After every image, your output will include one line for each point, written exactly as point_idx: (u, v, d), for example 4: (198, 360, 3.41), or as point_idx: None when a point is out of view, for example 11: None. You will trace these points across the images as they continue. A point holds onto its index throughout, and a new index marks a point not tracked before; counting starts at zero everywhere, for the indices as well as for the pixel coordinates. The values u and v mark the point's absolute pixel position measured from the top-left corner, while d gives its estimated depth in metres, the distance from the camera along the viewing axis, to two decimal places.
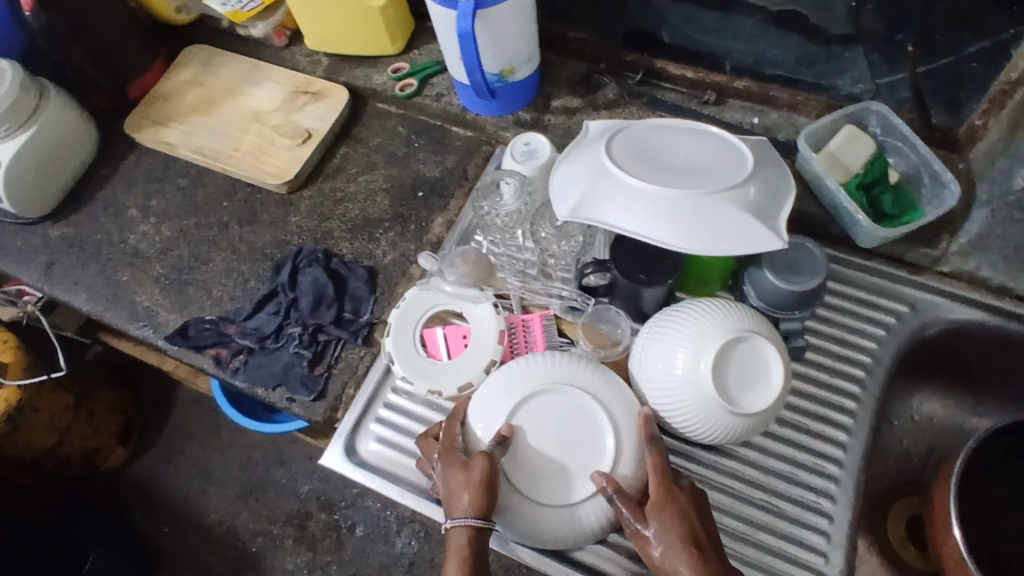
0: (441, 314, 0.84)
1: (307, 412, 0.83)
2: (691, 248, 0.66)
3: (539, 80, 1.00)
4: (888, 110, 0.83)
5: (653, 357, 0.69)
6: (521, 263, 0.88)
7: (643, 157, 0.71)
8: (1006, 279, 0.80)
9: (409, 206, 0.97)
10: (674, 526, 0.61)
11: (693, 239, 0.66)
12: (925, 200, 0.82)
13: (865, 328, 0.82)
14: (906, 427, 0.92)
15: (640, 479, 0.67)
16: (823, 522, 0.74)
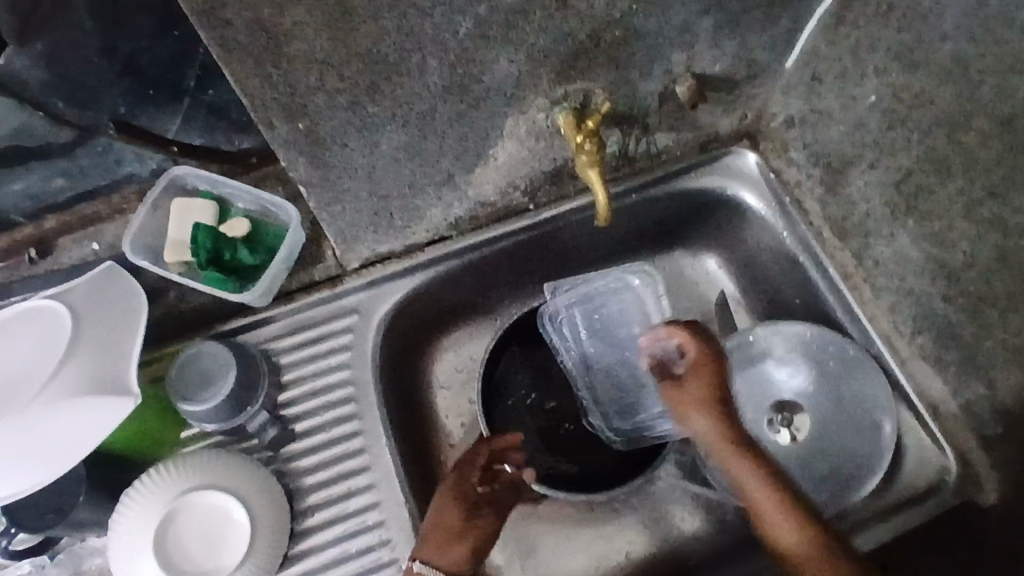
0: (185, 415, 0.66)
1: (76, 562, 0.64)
2: (36, 478, 0.56)
3: (45, 309, 0.60)
4: (215, 348, 0.65)
5: (159, 529, 0.58)
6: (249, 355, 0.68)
7: (8, 444, 0.54)
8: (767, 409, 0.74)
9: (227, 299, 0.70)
10: (719, 435, 0.64)
11: (31, 474, 0.55)
12: (216, 348, 0.65)
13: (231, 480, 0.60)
14: (671, 510, 0.80)
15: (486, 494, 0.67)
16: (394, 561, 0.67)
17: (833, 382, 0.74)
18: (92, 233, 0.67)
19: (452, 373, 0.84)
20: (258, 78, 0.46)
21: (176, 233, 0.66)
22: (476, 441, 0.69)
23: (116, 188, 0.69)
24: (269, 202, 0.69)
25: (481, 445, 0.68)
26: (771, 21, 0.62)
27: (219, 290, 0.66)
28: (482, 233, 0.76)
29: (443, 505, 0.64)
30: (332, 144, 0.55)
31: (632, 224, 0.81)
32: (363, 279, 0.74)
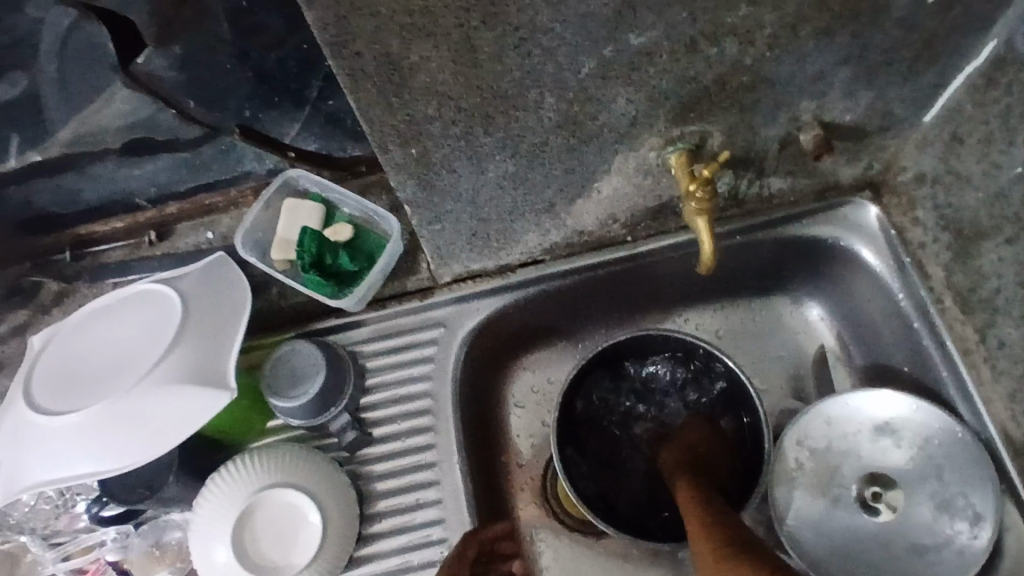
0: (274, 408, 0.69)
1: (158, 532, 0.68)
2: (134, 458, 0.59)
3: (157, 296, 0.64)
4: (310, 349, 0.67)
5: (237, 522, 0.60)
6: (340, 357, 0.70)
7: (114, 423, 0.58)
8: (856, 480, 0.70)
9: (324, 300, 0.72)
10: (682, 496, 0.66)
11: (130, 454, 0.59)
12: (310, 350, 0.67)
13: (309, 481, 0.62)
14: None
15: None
16: None
17: (934, 465, 0.68)
18: (207, 224, 0.75)
19: (528, 393, 0.84)
20: (380, 105, 0.47)
21: (285, 233, 0.69)
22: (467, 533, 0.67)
23: (236, 184, 0.74)
24: (374, 213, 0.71)
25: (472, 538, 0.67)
26: (914, 75, 0.58)
27: (319, 293, 0.69)
28: (575, 260, 0.75)
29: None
30: (441, 169, 0.55)
31: (732, 265, 0.78)
32: (453, 294, 0.74)
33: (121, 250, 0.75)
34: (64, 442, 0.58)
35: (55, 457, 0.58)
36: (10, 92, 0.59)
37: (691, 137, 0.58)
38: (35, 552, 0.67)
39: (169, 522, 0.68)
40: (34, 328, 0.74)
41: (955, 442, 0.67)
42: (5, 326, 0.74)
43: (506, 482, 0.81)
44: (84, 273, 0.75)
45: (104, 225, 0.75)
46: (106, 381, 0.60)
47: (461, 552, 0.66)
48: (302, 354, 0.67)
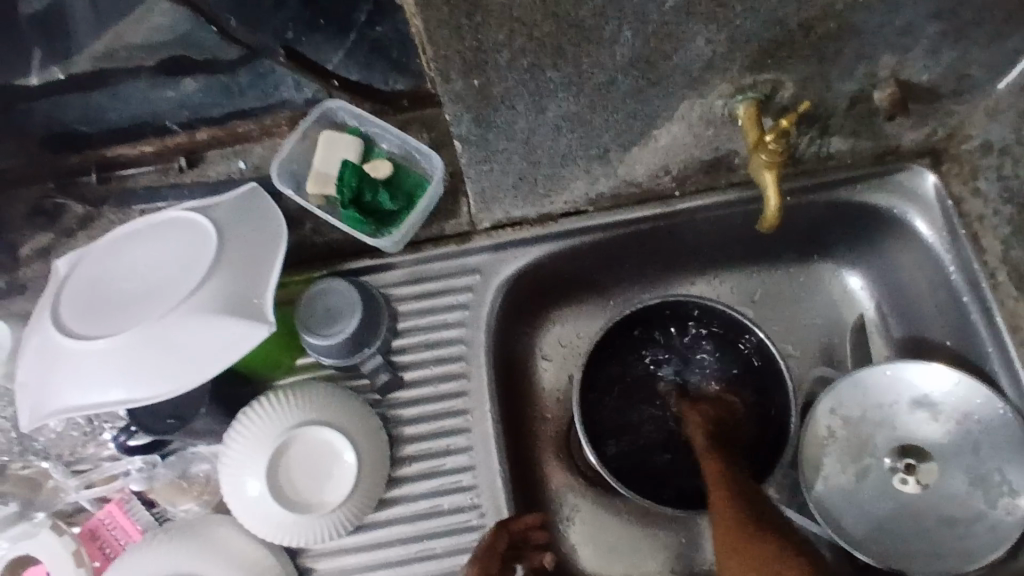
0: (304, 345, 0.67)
1: (181, 464, 0.66)
2: (163, 390, 0.57)
3: (190, 224, 0.62)
4: (343, 286, 0.65)
5: (270, 462, 0.58)
6: (375, 298, 0.68)
7: (143, 350, 0.56)
8: (890, 450, 0.70)
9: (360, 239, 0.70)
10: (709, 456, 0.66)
11: (159, 385, 0.57)
12: (342, 289, 0.65)
13: (337, 423, 0.60)
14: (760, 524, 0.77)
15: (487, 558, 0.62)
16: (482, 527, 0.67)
17: (972, 441, 0.67)
18: (240, 151, 0.71)
19: (556, 346, 0.83)
20: (450, 28, 0.44)
21: (322, 166, 0.66)
22: (498, 525, 0.64)
23: (273, 111, 0.71)
24: (415, 149, 0.68)
25: (502, 531, 0.63)
26: (1002, 35, 0.55)
27: (356, 231, 0.66)
28: (620, 213, 0.72)
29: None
30: (500, 105, 0.53)
31: (778, 229, 0.75)
32: (490, 240, 0.72)
33: (150, 175, 0.72)
34: (90, 370, 0.56)
35: (83, 383, 0.56)
36: None
37: (763, 86, 0.56)
38: (57, 479, 0.66)
39: (191, 454, 0.66)
40: (57, 250, 0.72)
41: (996, 419, 0.66)
42: (27, 247, 0.72)
43: (532, 434, 0.80)
44: (109, 196, 0.72)
45: (132, 147, 0.72)
46: (135, 309, 0.58)
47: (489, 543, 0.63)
48: (336, 289, 0.65)
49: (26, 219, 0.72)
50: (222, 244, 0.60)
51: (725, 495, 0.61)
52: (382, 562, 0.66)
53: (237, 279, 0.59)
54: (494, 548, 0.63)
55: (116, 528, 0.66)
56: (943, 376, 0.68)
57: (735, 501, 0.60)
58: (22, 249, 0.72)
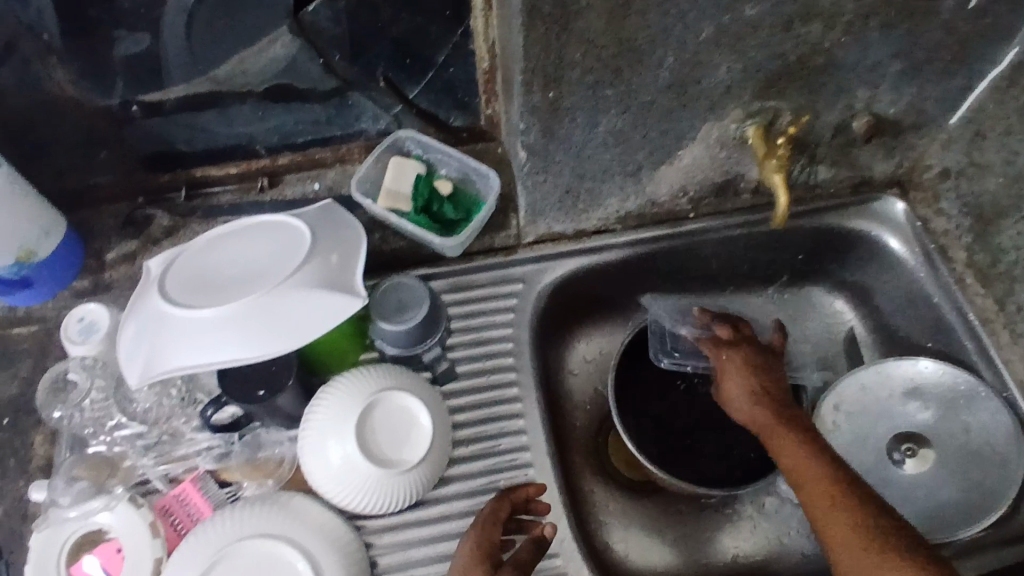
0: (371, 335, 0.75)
1: (254, 445, 0.72)
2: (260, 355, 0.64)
3: (283, 224, 0.71)
4: (411, 283, 0.74)
5: (358, 426, 0.64)
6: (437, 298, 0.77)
7: (247, 317, 0.63)
8: (889, 435, 0.79)
9: (423, 248, 0.80)
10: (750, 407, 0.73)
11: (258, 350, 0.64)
12: (410, 286, 0.74)
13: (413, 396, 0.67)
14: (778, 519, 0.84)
15: (489, 520, 0.66)
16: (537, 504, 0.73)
17: (960, 422, 0.77)
18: (315, 175, 0.82)
19: (583, 363, 0.91)
20: (540, 44, 0.58)
21: (398, 180, 0.78)
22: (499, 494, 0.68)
23: (348, 140, 0.82)
24: (473, 171, 0.80)
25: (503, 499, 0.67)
26: (947, 79, 0.71)
27: (424, 234, 0.77)
28: (644, 232, 0.83)
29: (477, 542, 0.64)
30: (565, 118, 0.66)
31: (774, 252, 0.88)
32: (533, 252, 0.82)
33: (233, 192, 0.82)
34: (194, 335, 0.63)
35: (188, 347, 0.63)
36: (186, 35, 0.68)
37: (769, 111, 0.70)
38: (135, 456, 0.70)
39: (264, 433, 0.71)
40: (142, 256, 0.80)
41: (978, 401, 0.76)
42: (113, 252, 0.80)
43: (564, 438, 0.87)
44: (195, 211, 0.81)
45: (219, 168, 0.82)
46: (235, 287, 0.66)
47: (492, 508, 0.67)
48: (405, 284, 0.75)
49: (115, 228, 0.81)
50: (315, 237, 0.69)
51: (818, 472, 0.66)
52: (442, 537, 0.71)
53: (328, 265, 0.68)
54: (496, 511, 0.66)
55: (189, 504, 0.69)
56: (930, 368, 0.79)
57: (841, 483, 0.64)
58: (108, 255, 0.79)
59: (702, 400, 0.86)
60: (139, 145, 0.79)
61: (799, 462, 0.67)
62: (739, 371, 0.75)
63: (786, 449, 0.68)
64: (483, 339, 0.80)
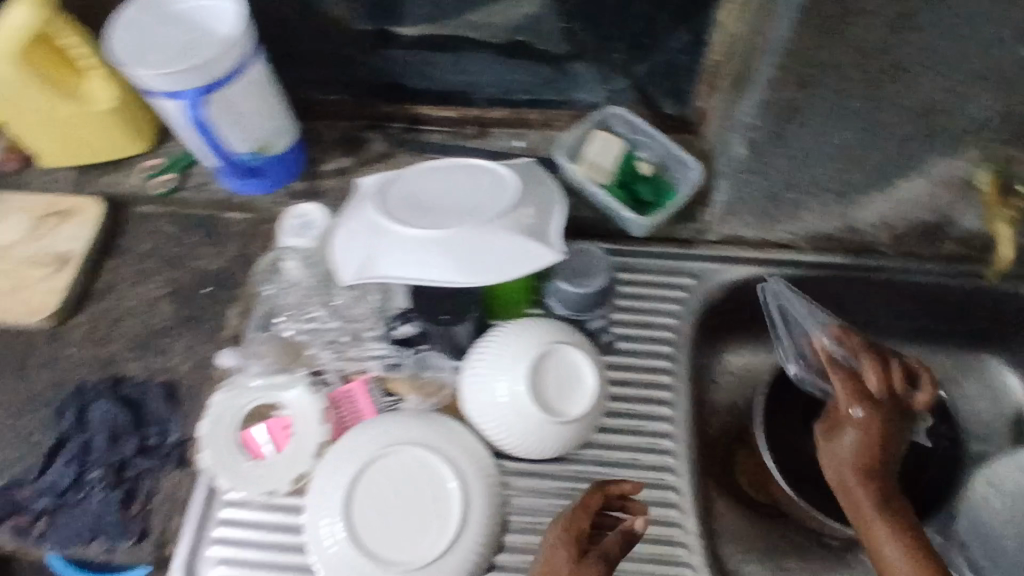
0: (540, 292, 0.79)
1: (421, 365, 0.76)
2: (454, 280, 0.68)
3: (494, 172, 0.75)
4: (596, 254, 0.77)
5: (535, 370, 0.68)
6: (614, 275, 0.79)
7: (452, 245, 0.68)
8: None
9: (609, 222, 0.83)
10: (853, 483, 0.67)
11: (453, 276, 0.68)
12: (592, 257, 0.77)
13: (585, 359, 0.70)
14: None
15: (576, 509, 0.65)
16: (671, 493, 0.74)
17: None
18: (519, 134, 0.85)
19: (725, 371, 0.92)
20: (809, 41, 0.59)
21: (605, 151, 0.81)
22: (594, 484, 0.66)
23: (560, 107, 0.86)
24: (675, 161, 0.81)
25: (597, 489, 0.65)
26: None
27: (620, 205, 0.79)
28: (830, 257, 0.82)
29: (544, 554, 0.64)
30: (800, 119, 0.67)
31: (963, 310, 0.83)
32: (712, 250, 0.83)
33: (443, 134, 0.87)
34: (403, 248, 0.68)
35: (395, 258, 0.68)
36: None
37: (1007, 158, 0.69)
38: (317, 348, 0.77)
39: (435, 356, 0.76)
40: (353, 172, 0.86)
41: None
42: (328, 164, 0.87)
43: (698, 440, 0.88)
44: (407, 143, 0.87)
45: (437, 109, 0.88)
46: (445, 216, 0.71)
47: (584, 499, 0.65)
48: (590, 253, 0.77)
49: (335, 143, 0.88)
50: (523, 190, 0.73)
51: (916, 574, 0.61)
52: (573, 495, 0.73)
53: (531, 217, 0.72)
54: (586, 503, 0.64)
55: (354, 403, 0.75)
56: None
57: None
58: (324, 165, 0.87)
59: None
60: (377, 72, 0.85)
61: (895, 557, 0.63)
62: (861, 423, 0.69)
63: (882, 540, 0.64)
64: (647, 321, 0.81)
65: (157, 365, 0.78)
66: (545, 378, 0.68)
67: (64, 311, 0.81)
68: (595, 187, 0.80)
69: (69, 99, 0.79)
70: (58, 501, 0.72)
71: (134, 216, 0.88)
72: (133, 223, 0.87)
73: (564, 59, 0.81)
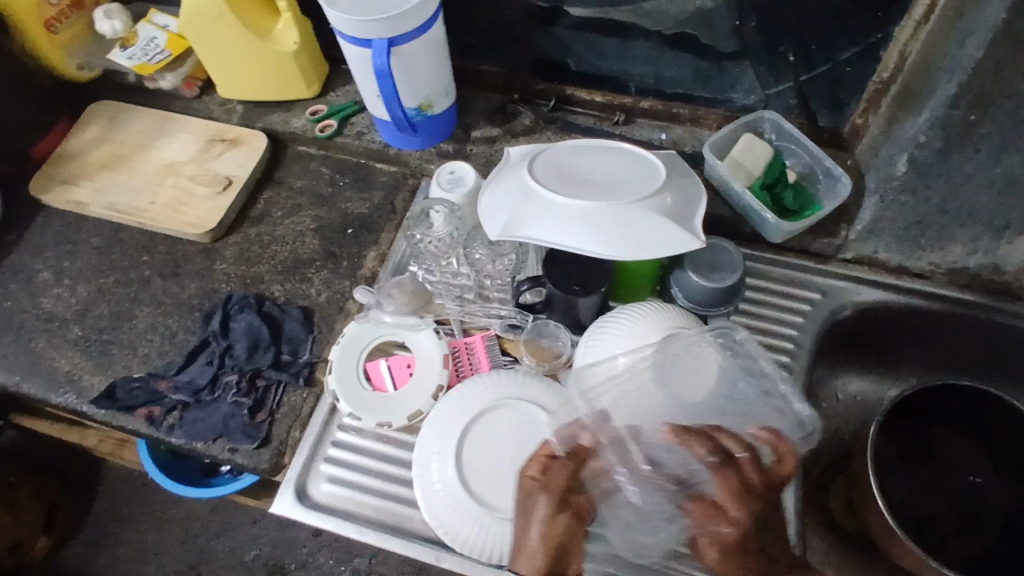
0: (668, 279, 0.79)
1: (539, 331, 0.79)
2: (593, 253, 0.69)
3: (643, 156, 0.76)
4: (733, 253, 0.77)
5: (660, 350, 0.68)
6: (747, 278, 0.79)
7: (595, 218, 0.70)
8: None
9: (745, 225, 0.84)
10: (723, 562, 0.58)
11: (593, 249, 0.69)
12: (727, 255, 0.77)
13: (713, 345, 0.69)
14: None
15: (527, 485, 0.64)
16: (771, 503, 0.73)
17: None
18: (665, 127, 0.89)
19: (834, 397, 0.91)
20: (997, 66, 0.59)
21: (757, 152, 0.81)
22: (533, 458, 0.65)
23: (712, 105, 0.87)
24: (825, 172, 0.81)
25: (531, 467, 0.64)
26: None
27: (762, 207, 0.79)
28: (968, 295, 0.80)
29: (561, 552, 0.59)
30: (969, 145, 0.66)
31: None
32: (845, 269, 0.83)
33: (590, 117, 0.91)
34: (548, 215, 0.70)
35: (539, 223, 0.71)
36: None
37: None
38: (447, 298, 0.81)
39: (551, 327, 0.79)
40: (501, 142, 0.91)
41: None
42: (478, 131, 0.91)
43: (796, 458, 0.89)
44: (556, 121, 0.91)
45: (589, 92, 0.91)
46: (592, 190, 0.72)
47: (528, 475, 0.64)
48: (727, 251, 0.77)
49: (488, 112, 0.92)
50: (669, 177, 0.74)
51: None
52: None
53: (674, 204, 0.72)
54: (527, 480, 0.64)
55: (474, 355, 0.79)
56: None
57: None
58: (474, 132, 0.91)
59: (946, 480, 0.85)
60: (538, 50, 0.89)
61: None
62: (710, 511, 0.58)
63: None
64: (769, 327, 0.81)
65: (299, 290, 0.85)
66: (670, 358, 0.67)
67: (216, 231, 0.88)
68: (739, 185, 0.81)
69: (262, 40, 0.87)
70: (193, 398, 0.78)
71: (293, 155, 0.95)
72: (290, 161, 0.95)
73: (725, 60, 0.83)
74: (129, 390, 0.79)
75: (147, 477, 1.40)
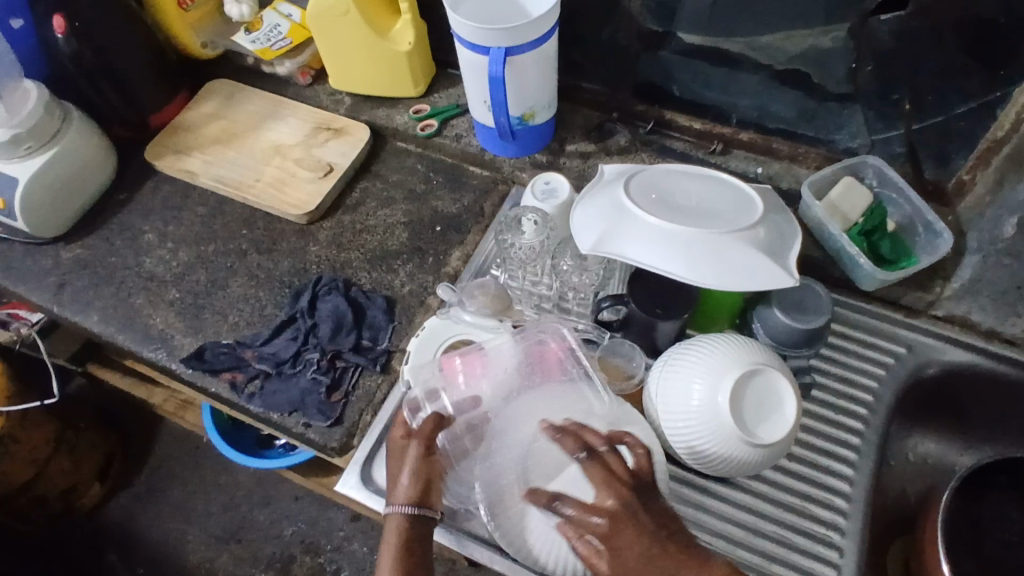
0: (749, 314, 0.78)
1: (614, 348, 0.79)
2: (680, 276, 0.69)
3: (741, 187, 0.77)
4: (822, 295, 0.75)
5: (739, 388, 0.67)
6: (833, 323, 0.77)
7: (687, 242, 0.70)
8: None
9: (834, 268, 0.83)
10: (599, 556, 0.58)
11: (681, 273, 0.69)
12: (814, 296, 0.76)
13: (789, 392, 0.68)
14: None
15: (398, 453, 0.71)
16: (834, 555, 0.71)
17: None
18: (762, 161, 0.88)
19: (904, 457, 0.88)
20: None
21: (856, 196, 0.80)
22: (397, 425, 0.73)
23: (813, 144, 0.87)
24: (925, 225, 0.79)
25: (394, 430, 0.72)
26: None
27: (855, 252, 0.78)
28: None
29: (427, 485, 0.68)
30: None
31: None
32: (936, 328, 0.81)
33: (688, 143, 0.91)
34: (640, 233, 0.71)
35: (629, 240, 0.71)
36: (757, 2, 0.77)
37: None
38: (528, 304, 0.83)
39: (626, 346, 0.78)
40: (595, 158, 0.92)
41: None
42: (574, 146, 0.93)
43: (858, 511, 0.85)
44: (652, 143, 0.92)
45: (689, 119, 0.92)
46: (687, 214, 0.73)
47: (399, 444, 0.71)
48: (817, 295, 0.76)
49: (585, 128, 0.94)
50: (765, 211, 0.74)
51: None
52: (734, 522, 0.72)
53: (769, 239, 0.72)
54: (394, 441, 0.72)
55: None
56: None
57: None
58: (570, 146, 0.93)
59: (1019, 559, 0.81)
60: (645, 73, 0.90)
61: None
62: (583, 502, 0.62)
63: None
64: (848, 375, 0.80)
65: (383, 280, 0.88)
66: (745, 395, 0.67)
67: (313, 214, 0.92)
68: (834, 228, 0.80)
69: (381, 39, 0.91)
70: (275, 369, 0.81)
71: (391, 149, 0.99)
72: (388, 155, 0.98)
73: (834, 102, 0.82)
74: (217, 353, 0.83)
75: (201, 441, 1.46)
